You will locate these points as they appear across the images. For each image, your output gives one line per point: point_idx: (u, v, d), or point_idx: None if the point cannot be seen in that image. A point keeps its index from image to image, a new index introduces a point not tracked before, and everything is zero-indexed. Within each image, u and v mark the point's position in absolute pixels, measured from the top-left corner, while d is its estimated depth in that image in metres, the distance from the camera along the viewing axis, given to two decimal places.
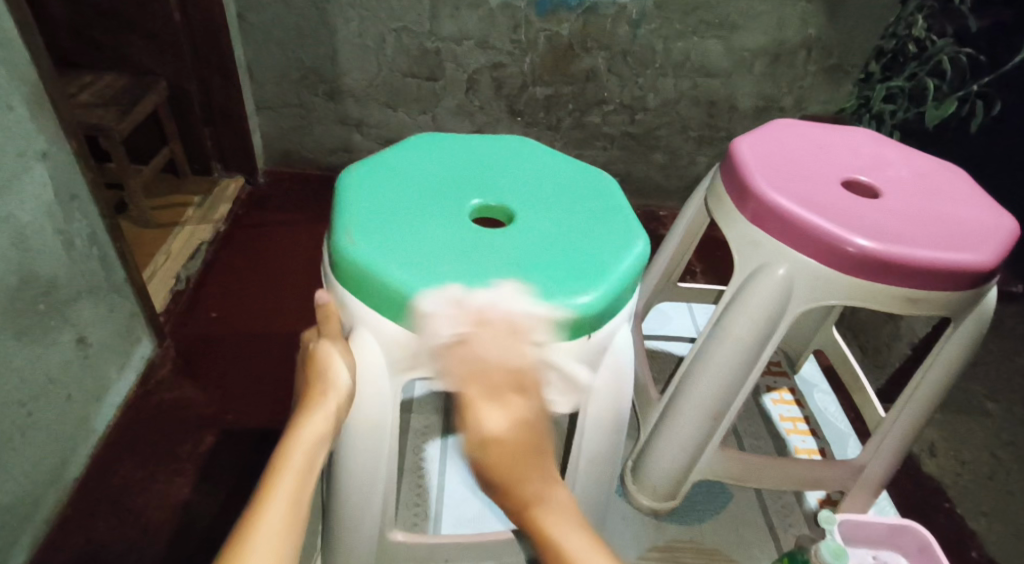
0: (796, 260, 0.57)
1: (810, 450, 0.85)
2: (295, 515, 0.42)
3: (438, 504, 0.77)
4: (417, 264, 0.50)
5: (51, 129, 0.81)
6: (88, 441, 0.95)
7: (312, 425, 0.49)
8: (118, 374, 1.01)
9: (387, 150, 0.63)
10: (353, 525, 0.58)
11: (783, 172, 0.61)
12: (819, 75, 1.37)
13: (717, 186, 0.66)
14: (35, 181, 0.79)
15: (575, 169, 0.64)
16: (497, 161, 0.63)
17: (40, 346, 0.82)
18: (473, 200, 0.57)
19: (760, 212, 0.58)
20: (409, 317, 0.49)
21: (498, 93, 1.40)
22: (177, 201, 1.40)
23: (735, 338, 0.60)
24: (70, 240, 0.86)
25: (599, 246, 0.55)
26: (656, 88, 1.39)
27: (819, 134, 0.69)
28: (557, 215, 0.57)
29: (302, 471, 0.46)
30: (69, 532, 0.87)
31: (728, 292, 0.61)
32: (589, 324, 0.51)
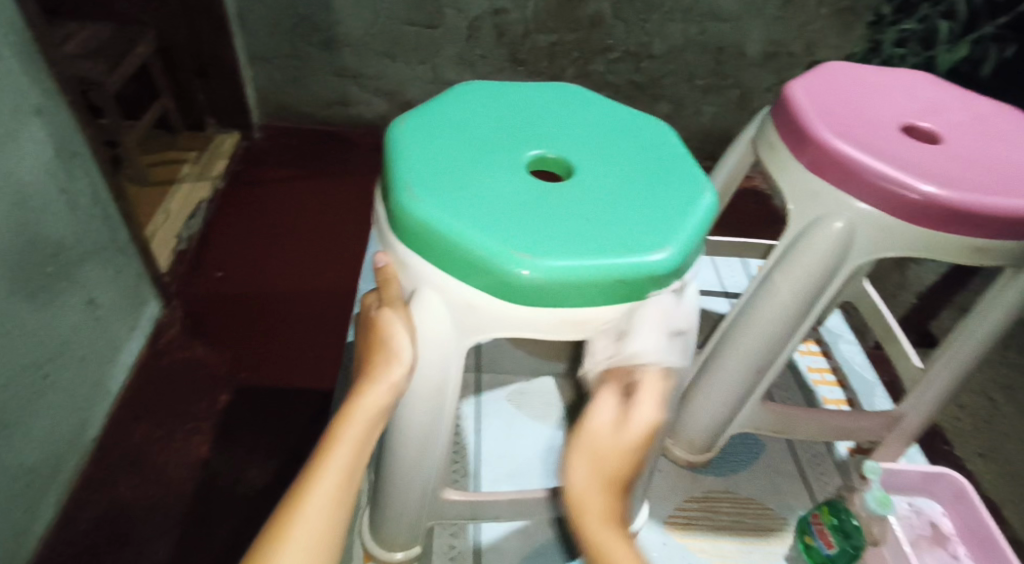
0: (855, 210, 0.56)
1: (838, 400, 0.87)
2: (341, 499, 0.44)
3: (477, 462, 0.78)
4: (484, 216, 0.48)
5: (44, 82, 0.77)
6: (104, 401, 0.94)
7: (373, 395, 0.48)
8: (129, 335, 1.00)
9: (436, 100, 0.60)
10: (405, 484, 0.58)
11: (841, 117, 0.59)
12: (830, 18, 1.34)
13: (765, 133, 0.65)
14: (33, 138, 0.76)
15: (629, 119, 0.61)
16: (551, 112, 0.60)
17: (51, 308, 0.81)
18: (533, 151, 0.55)
19: (821, 159, 0.57)
20: (475, 275, 0.47)
21: (500, 40, 1.35)
22: (172, 157, 1.36)
23: (788, 292, 0.59)
24: (73, 198, 0.84)
25: (672, 199, 0.52)
26: (663, 33, 1.35)
27: (875, 77, 0.67)
28: (620, 169, 0.55)
29: (360, 446, 0.46)
30: (92, 491, 0.88)
31: (779, 245, 0.60)
32: (660, 283, 0.49)
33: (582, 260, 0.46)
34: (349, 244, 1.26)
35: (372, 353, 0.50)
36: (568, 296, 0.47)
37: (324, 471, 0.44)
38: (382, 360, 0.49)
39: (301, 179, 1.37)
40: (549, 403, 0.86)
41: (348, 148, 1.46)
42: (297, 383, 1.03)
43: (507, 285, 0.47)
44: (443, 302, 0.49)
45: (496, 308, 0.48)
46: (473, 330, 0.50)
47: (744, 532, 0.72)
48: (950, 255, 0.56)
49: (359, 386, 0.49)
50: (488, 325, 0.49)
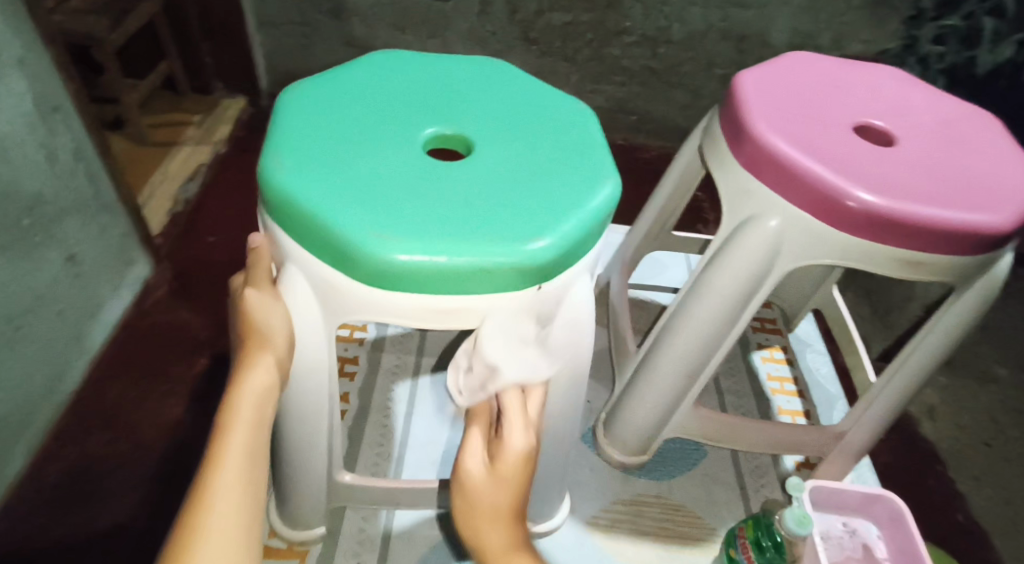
0: (790, 211, 0.54)
1: (794, 412, 0.84)
2: (249, 472, 0.45)
3: (402, 447, 0.79)
4: (360, 197, 0.48)
5: (27, 35, 0.77)
6: (83, 357, 0.96)
7: (256, 375, 0.48)
8: (113, 293, 1.01)
9: (335, 72, 0.60)
10: (310, 458, 0.59)
11: (787, 112, 0.57)
12: (862, 10, 1.26)
13: (712, 130, 0.63)
14: (11, 90, 0.76)
15: (546, 98, 0.61)
16: (462, 91, 0.60)
17: (26, 261, 0.82)
18: (428, 129, 0.55)
19: (759, 156, 0.55)
20: (347, 261, 0.47)
21: (513, 18, 1.32)
22: (174, 119, 1.36)
23: (716, 294, 0.57)
24: (54, 153, 0.84)
25: (564, 186, 0.52)
26: (682, 18, 1.30)
27: (837, 70, 0.64)
28: (518, 150, 0.54)
29: (253, 424, 0.47)
30: (64, 443, 0.89)
31: (714, 244, 0.58)
32: (542, 273, 0.49)
33: (444, 246, 0.46)
34: None
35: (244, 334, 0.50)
36: (434, 282, 0.47)
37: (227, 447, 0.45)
38: (257, 339, 0.50)
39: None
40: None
41: None
42: None
43: (376, 271, 0.46)
44: (306, 280, 0.50)
45: (360, 291, 0.48)
46: (340, 311, 0.50)
47: (668, 539, 0.73)
48: (887, 267, 0.54)
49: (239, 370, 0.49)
50: (357, 308, 0.49)
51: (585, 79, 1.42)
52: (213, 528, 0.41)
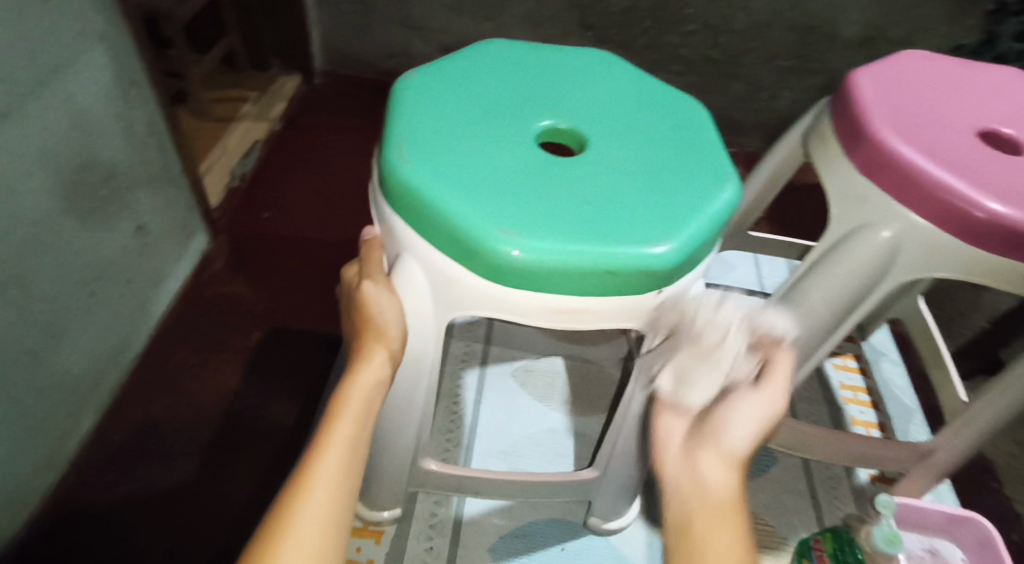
0: (910, 220, 0.53)
1: (867, 423, 0.84)
2: (345, 468, 0.44)
3: (471, 434, 0.81)
4: (484, 190, 0.48)
5: (107, 9, 0.78)
6: (147, 325, 0.98)
7: (369, 368, 0.49)
8: (175, 263, 1.03)
9: (446, 60, 0.60)
10: (392, 436, 0.60)
11: (906, 113, 0.56)
12: (940, 4, 1.22)
13: (819, 128, 0.62)
14: (92, 63, 0.77)
15: (658, 95, 0.61)
16: (572, 84, 0.60)
17: (100, 230, 0.84)
18: (544, 122, 0.55)
19: (876, 160, 0.54)
20: (468, 254, 0.48)
21: (571, 2, 1.30)
22: (234, 95, 1.38)
23: (815, 304, 0.58)
24: (128, 126, 0.86)
25: (684, 187, 0.52)
26: (747, 8, 1.27)
27: (959, 71, 0.62)
28: (634, 148, 0.54)
29: (358, 419, 0.47)
30: (129, 406, 0.92)
31: (817, 250, 0.58)
32: (661, 277, 0.49)
33: (569, 245, 0.46)
34: None
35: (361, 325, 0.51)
36: (553, 281, 0.47)
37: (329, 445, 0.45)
38: (374, 330, 0.51)
39: (360, 128, 1.38)
40: (553, 384, 0.87)
41: None
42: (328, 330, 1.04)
43: (496, 266, 0.47)
44: (423, 271, 0.51)
45: (477, 285, 0.49)
46: (454, 305, 0.51)
47: None
48: (1004, 285, 0.53)
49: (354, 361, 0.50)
50: (470, 301, 0.50)
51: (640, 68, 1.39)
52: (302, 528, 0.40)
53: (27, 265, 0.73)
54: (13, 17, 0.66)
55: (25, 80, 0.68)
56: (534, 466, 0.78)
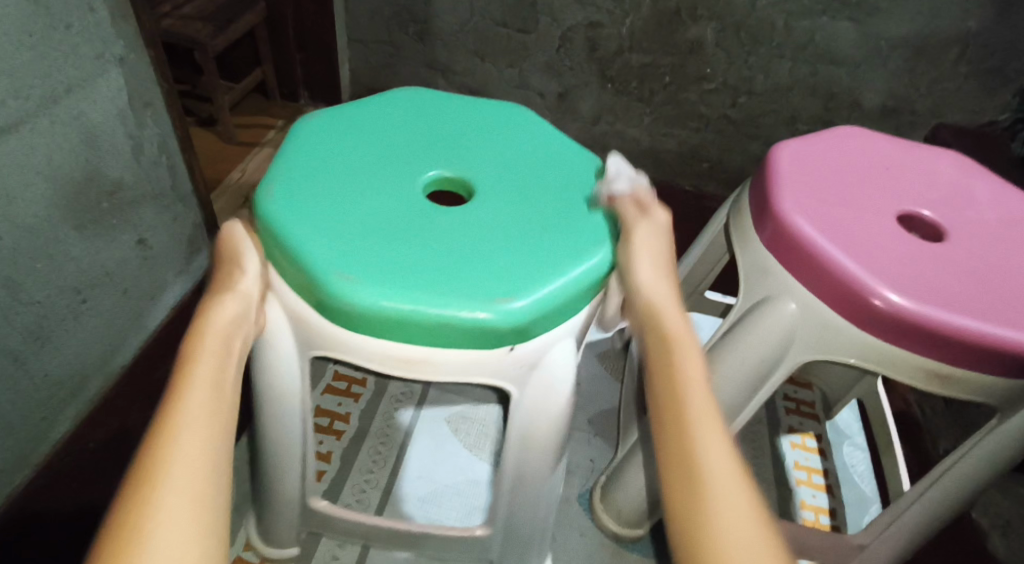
0: (807, 297, 0.61)
1: (816, 507, 0.86)
2: (217, 393, 0.46)
3: (389, 477, 0.87)
4: (349, 238, 0.56)
5: (132, 36, 0.83)
6: (139, 336, 1.01)
7: (223, 308, 0.53)
8: (175, 278, 1.06)
9: (350, 111, 0.71)
10: (283, 475, 0.66)
11: (817, 196, 0.65)
12: (970, 78, 1.21)
13: (740, 216, 0.71)
14: (111, 85, 0.82)
15: (559, 154, 0.70)
16: (463, 142, 0.69)
17: (100, 241, 0.87)
18: (431, 173, 0.65)
19: (781, 236, 0.62)
20: (326, 300, 0.54)
21: (592, 54, 1.33)
22: (261, 122, 1.43)
23: (724, 374, 0.66)
24: (140, 145, 0.90)
25: (550, 246, 0.59)
26: (767, 69, 1.28)
27: (879, 163, 0.71)
28: (505, 205, 0.63)
29: (221, 350, 0.50)
30: (108, 414, 0.94)
31: (732, 315, 0.67)
32: (511, 333, 0.55)
33: (396, 291, 0.53)
34: None
35: (213, 285, 0.56)
36: (409, 329, 0.54)
37: (194, 378, 0.46)
38: (226, 281, 0.56)
39: None
40: (486, 433, 0.93)
41: None
42: None
43: (358, 313, 0.54)
44: (287, 308, 0.59)
45: (330, 329, 0.56)
46: (313, 344, 0.58)
47: None
48: (904, 373, 0.59)
49: (206, 306, 0.53)
50: (330, 343, 0.57)
51: (658, 122, 1.40)
52: (183, 443, 0.42)
53: (20, 268, 0.76)
54: (37, 39, 0.70)
55: (41, 95, 0.73)
56: (451, 517, 0.83)
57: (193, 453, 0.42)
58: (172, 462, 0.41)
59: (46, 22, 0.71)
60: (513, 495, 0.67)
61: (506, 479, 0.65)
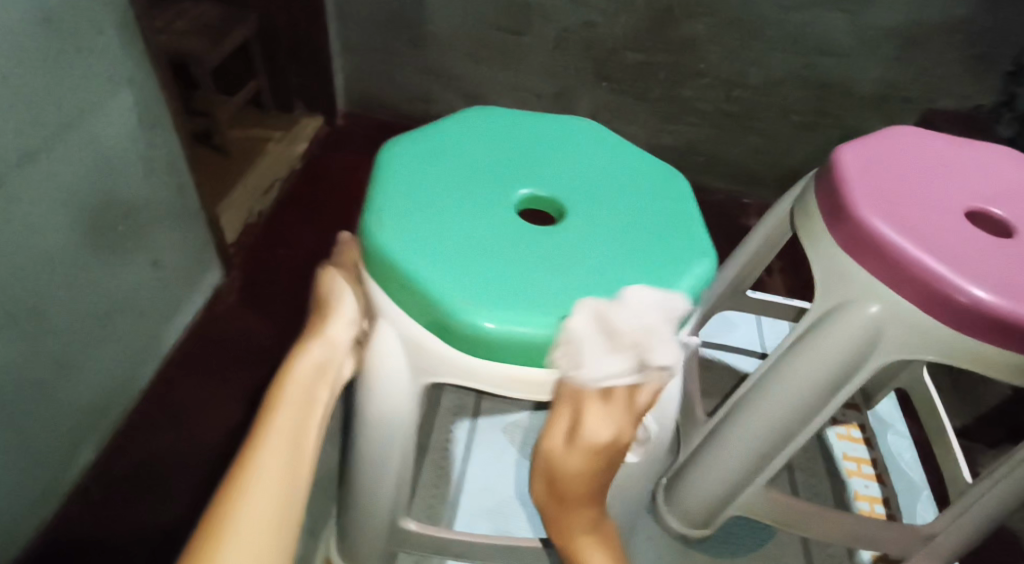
0: (890, 298, 0.55)
1: (871, 496, 0.90)
2: (293, 447, 0.46)
3: (457, 491, 0.88)
4: (461, 264, 0.52)
5: (138, 56, 0.81)
6: (156, 357, 1.00)
7: (309, 354, 0.53)
8: (188, 297, 1.05)
9: (431, 128, 0.65)
10: (370, 495, 0.63)
11: (887, 190, 0.59)
12: (957, 64, 1.24)
13: (804, 205, 0.65)
14: (119, 107, 0.80)
15: (638, 163, 0.65)
16: (546, 151, 0.64)
17: (115, 265, 0.86)
18: (522, 191, 0.59)
19: (857, 236, 0.56)
20: (446, 327, 0.51)
21: (587, 54, 1.34)
22: (259, 133, 1.42)
23: (801, 378, 0.61)
24: (150, 165, 0.88)
25: (661, 253, 0.56)
26: (761, 63, 1.30)
27: (943, 157, 0.65)
28: (606, 216, 0.58)
29: (299, 398, 0.49)
30: (133, 438, 0.94)
31: (805, 321, 0.61)
32: (636, 350, 0.52)
33: (535, 317, 0.50)
34: None
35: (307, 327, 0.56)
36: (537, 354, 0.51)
37: (272, 431, 0.46)
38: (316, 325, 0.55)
39: None
40: None
41: None
42: None
43: (474, 340, 0.50)
44: (397, 337, 0.54)
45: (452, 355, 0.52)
46: (426, 371, 0.54)
47: None
48: (994, 368, 0.54)
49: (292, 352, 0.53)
50: (442, 369, 0.54)
51: (654, 118, 1.42)
52: (253, 512, 0.42)
53: (39, 298, 0.75)
54: (49, 65, 0.69)
55: (55, 122, 0.71)
56: (520, 527, 0.85)
57: (269, 509, 0.42)
58: (247, 520, 0.41)
59: (57, 48, 0.69)
60: (612, 500, 0.65)
61: (610, 485, 0.64)
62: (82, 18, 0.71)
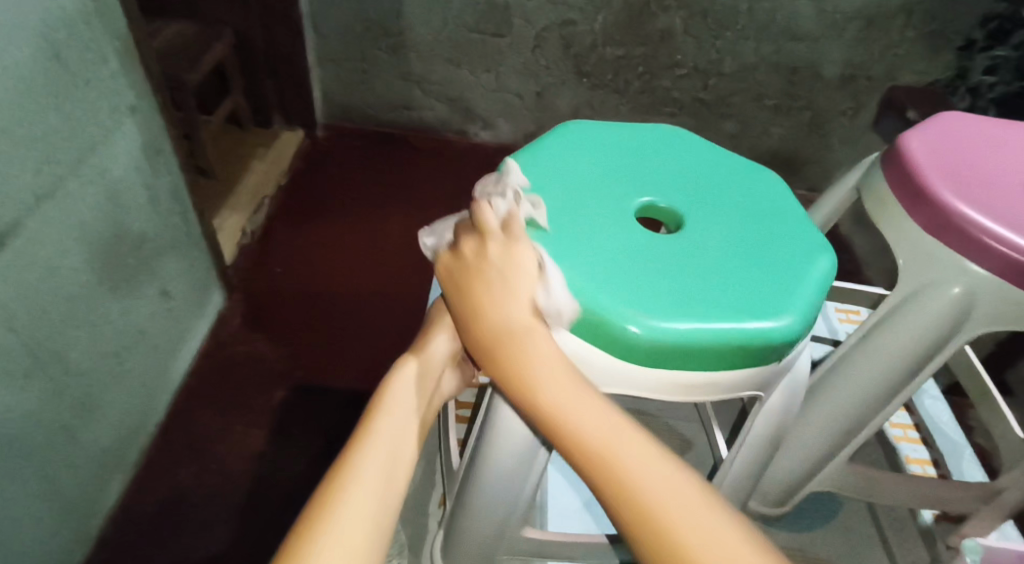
0: (978, 279, 0.54)
1: (921, 460, 0.85)
2: (389, 468, 0.41)
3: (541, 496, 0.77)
4: (605, 274, 0.50)
5: (140, 84, 0.79)
6: (170, 389, 0.97)
7: (402, 375, 0.48)
8: (195, 325, 1.02)
9: (541, 139, 0.62)
10: (480, 516, 0.59)
11: (961, 169, 0.57)
12: (916, 42, 1.30)
13: (872, 182, 0.62)
14: (126, 137, 0.78)
15: (736, 164, 0.62)
16: (654, 155, 0.62)
17: (130, 299, 0.83)
18: (642, 199, 0.56)
19: (940, 220, 0.55)
20: (595, 334, 0.49)
21: (566, 52, 1.36)
22: (240, 152, 1.39)
23: (889, 355, 0.59)
24: (156, 194, 0.86)
25: (788, 249, 0.54)
26: (734, 52, 1.34)
27: (1003, 129, 0.62)
28: (729, 218, 0.56)
29: (398, 420, 0.44)
30: (157, 474, 0.91)
31: (887, 301, 0.59)
32: (777, 349, 0.50)
33: (694, 320, 0.48)
34: (415, 246, 1.28)
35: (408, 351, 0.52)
36: (691, 358, 0.49)
37: (368, 446, 0.41)
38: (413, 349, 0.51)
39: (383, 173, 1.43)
40: None
41: (411, 152, 1.49)
42: (362, 388, 1.03)
43: (623, 346, 0.49)
44: None
45: (606, 363, 0.50)
46: None
47: None
48: None
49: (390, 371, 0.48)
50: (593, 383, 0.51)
51: (635, 111, 1.45)
52: (337, 530, 0.36)
53: (62, 339, 0.72)
54: (61, 100, 0.67)
55: (68, 158, 0.69)
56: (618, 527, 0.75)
57: (357, 527, 0.37)
58: (332, 534, 0.36)
59: (65, 83, 0.67)
60: (731, 489, 0.62)
61: (729, 475, 0.61)
62: (88, 51, 0.69)
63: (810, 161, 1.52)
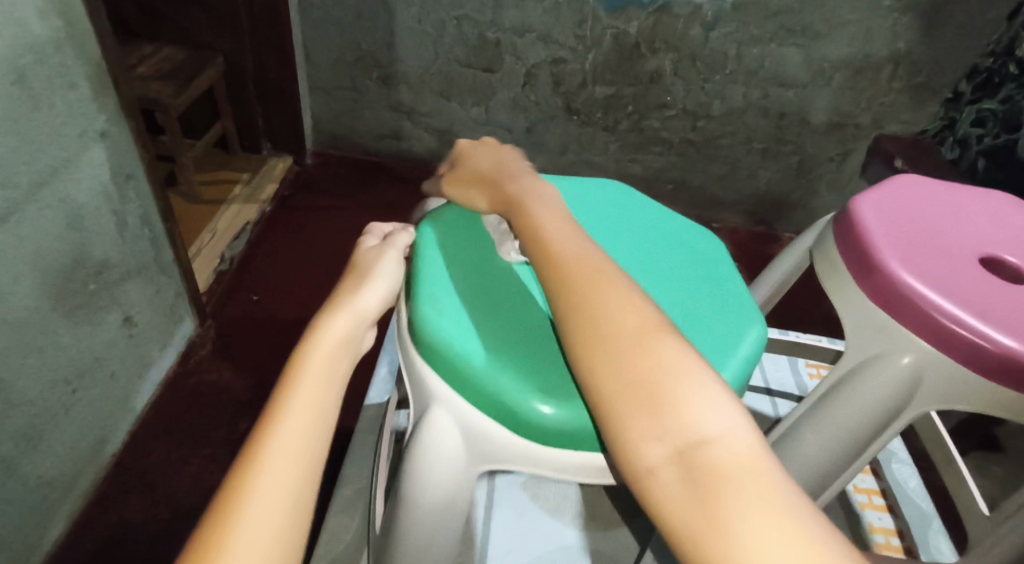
0: (923, 351, 0.53)
1: (886, 529, 0.82)
2: (299, 458, 0.41)
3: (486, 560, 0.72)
4: (509, 352, 0.52)
5: (111, 108, 0.79)
6: (128, 419, 0.95)
7: (317, 343, 0.48)
8: (161, 352, 1.00)
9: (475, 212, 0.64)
10: None
11: (910, 241, 0.56)
12: (902, 93, 1.30)
13: (826, 248, 0.62)
14: (93, 162, 0.77)
15: (683, 234, 0.63)
16: (603, 222, 0.63)
17: (88, 327, 0.82)
18: None
19: (886, 289, 0.54)
20: (494, 407, 0.50)
21: (556, 90, 1.36)
22: (226, 177, 1.40)
23: (838, 425, 0.57)
24: (124, 221, 0.85)
25: (721, 321, 0.55)
26: (723, 95, 1.34)
27: (958, 204, 0.62)
28: (667, 289, 0.57)
29: (308, 400, 0.44)
30: (105, 508, 0.88)
31: (837, 371, 0.58)
32: None
33: None
34: None
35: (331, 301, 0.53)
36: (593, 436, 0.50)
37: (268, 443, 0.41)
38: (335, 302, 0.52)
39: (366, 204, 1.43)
40: (565, 496, 0.79)
41: (398, 183, 1.48)
42: None
43: (523, 420, 0.50)
44: (454, 417, 0.51)
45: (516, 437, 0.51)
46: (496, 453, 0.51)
47: None
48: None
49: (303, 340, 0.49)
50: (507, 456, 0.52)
51: (623, 149, 1.45)
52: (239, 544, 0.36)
53: (8, 369, 0.70)
54: (21, 124, 0.66)
55: (27, 183, 0.68)
56: None
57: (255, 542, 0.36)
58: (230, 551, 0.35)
59: (27, 108, 0.66)
60: None
61: None
62: (55, 76, 0.69)
63: (796, 206, 1.52)
